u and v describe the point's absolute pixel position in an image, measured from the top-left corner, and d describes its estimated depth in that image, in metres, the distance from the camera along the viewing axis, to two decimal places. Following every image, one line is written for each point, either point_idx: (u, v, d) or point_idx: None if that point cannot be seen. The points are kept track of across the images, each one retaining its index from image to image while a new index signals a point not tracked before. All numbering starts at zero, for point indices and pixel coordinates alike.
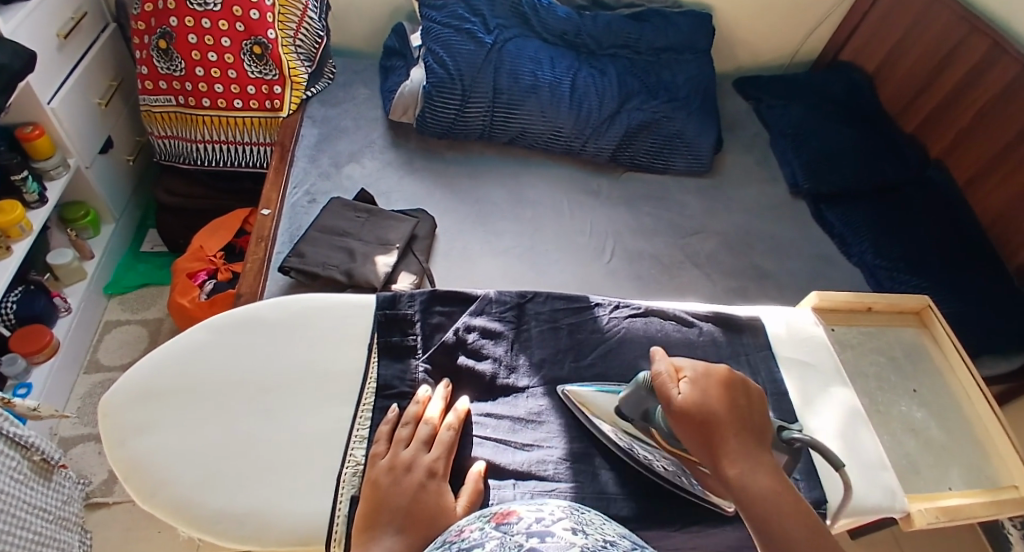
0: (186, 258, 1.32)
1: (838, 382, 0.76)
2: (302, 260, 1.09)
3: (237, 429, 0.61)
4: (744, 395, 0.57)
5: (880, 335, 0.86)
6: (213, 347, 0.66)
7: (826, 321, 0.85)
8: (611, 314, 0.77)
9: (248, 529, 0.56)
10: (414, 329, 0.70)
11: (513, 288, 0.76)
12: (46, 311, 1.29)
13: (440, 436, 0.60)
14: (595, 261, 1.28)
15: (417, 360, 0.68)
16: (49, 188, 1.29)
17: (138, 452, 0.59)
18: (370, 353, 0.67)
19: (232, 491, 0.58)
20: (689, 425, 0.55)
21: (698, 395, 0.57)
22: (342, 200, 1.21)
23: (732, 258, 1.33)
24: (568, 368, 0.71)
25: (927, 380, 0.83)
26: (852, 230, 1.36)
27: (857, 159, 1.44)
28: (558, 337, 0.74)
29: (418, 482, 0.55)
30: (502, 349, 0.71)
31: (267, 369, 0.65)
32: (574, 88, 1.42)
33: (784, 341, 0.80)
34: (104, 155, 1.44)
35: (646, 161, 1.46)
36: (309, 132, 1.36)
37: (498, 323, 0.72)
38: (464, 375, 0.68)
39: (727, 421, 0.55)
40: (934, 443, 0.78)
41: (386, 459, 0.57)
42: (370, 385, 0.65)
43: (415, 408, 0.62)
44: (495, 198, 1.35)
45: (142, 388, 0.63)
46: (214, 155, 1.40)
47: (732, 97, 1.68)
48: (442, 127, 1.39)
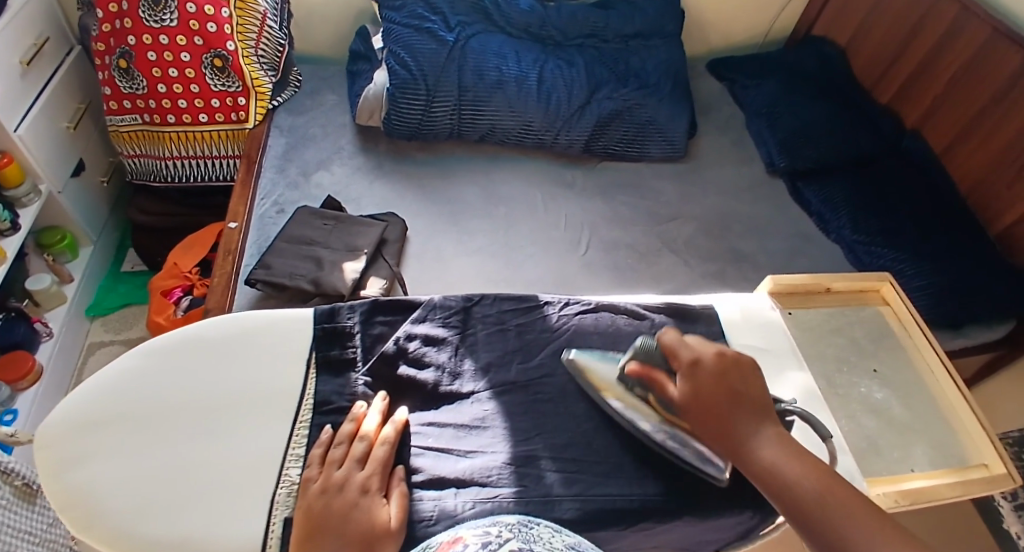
0: (162, 275, 1.33)
1: (793, 366, 0.75)
2: (268, 272, 1.09)
3: (174, 455, 0.60)
4: (739, 372, 0.63)
5: (841, 316, 0.86)
6: (151, 373, 0.65)
7: (782, 305, 0.84)
8: (561, 312, 0.76)
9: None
10: (353, 341, 0.70)
11: (459, 293, 0.76)
12: (27, 337, 1.30)
13: (373, 453, 0.60)
14: (570, 253, 1.26)
15: (357, 373, 0.67)
16: (22, 215, 1.30)
17: (75, 484, 0.59)
18: (308, 368, 0.67)
19: (168, 518, 0.57)
20: (690, 409, 0.61)
21: (693, 381, 0.62)
22: (309, 209, 1.20)
23: (710, 243, 1.31)
24: (515, 371, 0.70)
25: (889, 360, 0.82)
26: (830, 207, 1.34)
27: (833, 134, 1.41)
28: (506, 339, 0.73)
29: (351, 502, 0.55)
30: (445, 354, 0.71)
31: (203, 391, 0.64)
32: (541, 81, 1.41)
33: (738, 326, 0.79)
34: (76, 179, 1.45)
35: (619, 151, 1.44)
36: (276, 142, 1.35)
37: (440, 329, 0.71)
38: (407, 385, 0.67)
39: (730, 397, 0.61)
40: (897, 421, 0.76)
41: (318, 482, 0.57)
42: (307, 402, 0.64)
43: (350, 427, 0.61)
44: (467, 196, 1.34)
45: (78, 421, 0.62)
46: (185, 171, 1.41)
47: (706, 79, 1.65)
48: (410, 128, 1.37)
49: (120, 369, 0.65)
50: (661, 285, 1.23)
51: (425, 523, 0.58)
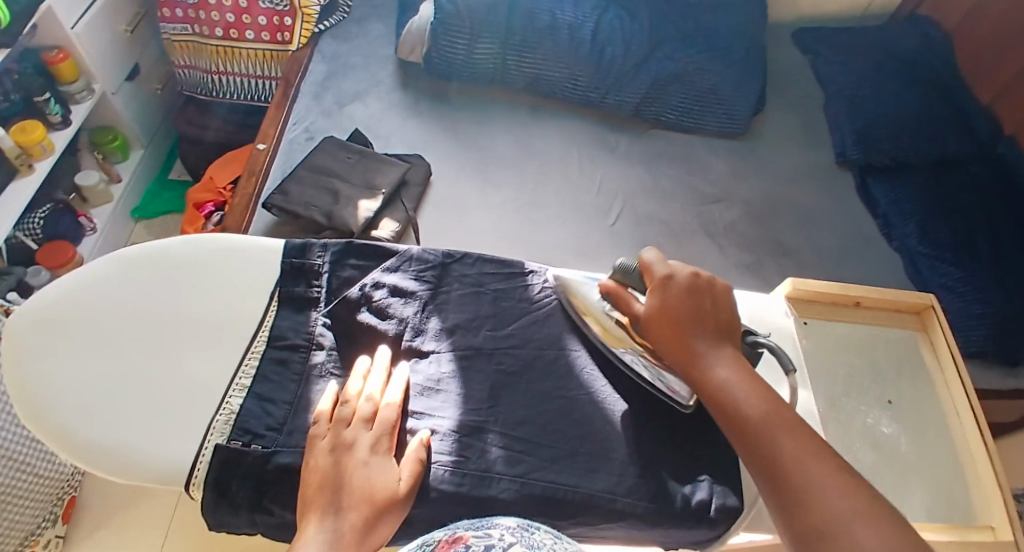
0: (198, 188, 1.36)
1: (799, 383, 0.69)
2: (286, 198, 1.08)
3: (126, 364, 0.61)
4: (711, 295, 0.61)
5: (863, 335, 0.78)
6: (116, 281, 0.66)
7: (799, 313, 0.77)
8: (545, 283, 0.73)
9: (117, 463, 0.57)
10: (319, 281, 0.69)
11: (440, 248, 0.73)
12: (70, 230, 1.36)
13: (381, 415, 0.58)
14: (598, 222, 1.19)
15: (318, 313, 0.67)
16: (74, 111, 1.35)
17: (27, 378, 0.59)
18: (271, 302, 0.67)
19: (109, 425, 0.58)
20: (654, 324, 0.60)
21: (661, 295, 0.60)
22: (335, 141, 1.18)
23: (754, 230, 1.20)
24: (482, 337, 0.67)
25: (907, 392, 0.75)
26: (898, 210, 1.19)
27: (916, 128, 1.26)
28: (480, 303, 0.70)
29: (359, 462, 0.54)
30: (411, 309, 0.68)
31: (165, 307, 0.65)
32: (596, 31, 1.33)
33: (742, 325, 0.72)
34: (131, 83, 1.49)
35: (672, 119, 1.34)
36: (317, 67, 1.33)
37: (409, 281, 0.69)
38: (365, 334, 0.66)
39: (694, 314, 0.59)
40: (899, 460, 0.70)
41: (327, 439, 0.55)
42: (263, 335, 0.65)
43: (357, 385, 0.60)
44: (500, 146, 1.29)
45: (37, 317, 0.62)
46: (228, 88, 1.43)
47: (786, 49, 1.50)
48: (452, 68, 1.32)
49: (86, 272, 0.65)
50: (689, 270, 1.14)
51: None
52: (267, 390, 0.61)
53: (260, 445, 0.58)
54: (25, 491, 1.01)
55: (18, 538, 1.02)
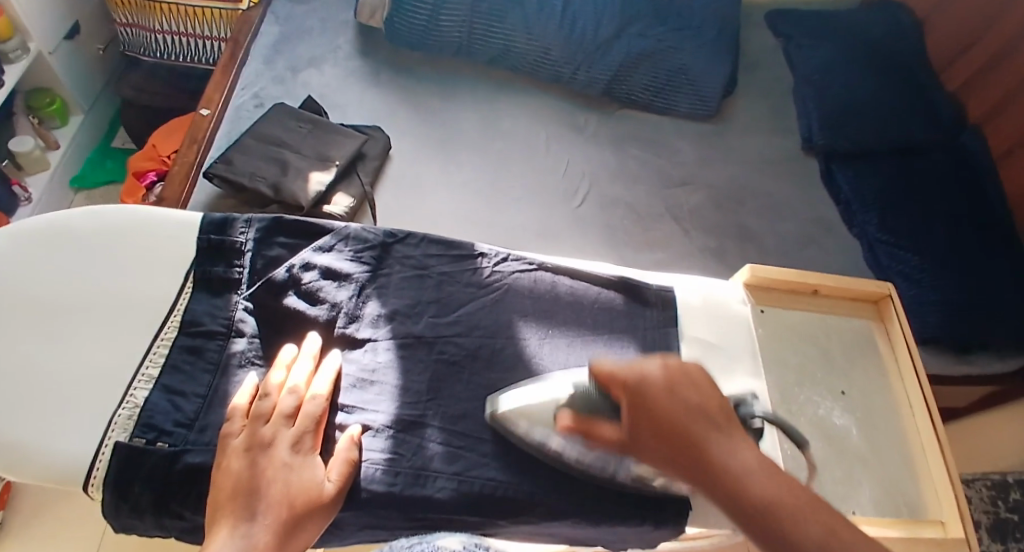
0: (139, 156, 1.28)
1: (750, 371, 0.67)
2: (229, 168, 1.02)
3: (17, 351, 0.56)
4: (692, 383, 0.49)
5: (823, 323, 0.76)
6: (11, 257, 0.60)
7: (756, 300, 0.75)
8: (494, 267, 0.68)
9: (5, 460, 0.52)
10: (241, 261, 0.64)
11: (380, 227, 0.68)
12: (4, 199, 1.28)
13: (304, 410, 0.54)
14: (562, 205, 1.16)
15: (239, 297, 0.62)
16: (7, 71, 1.26)
17: None
18: (185, 283, 0.62)
19: None
20: (651, 446, 0.47)
21: (638, 409, 0.48)
22: (286, 107, 1.13)
23: (719, 215, 1.17)
24: (423, 324, 0.63)
25: (859, 381, 0.73)
26: (862, 196, 1.17)
27: (884, 115, 1.25)
28: (422, 287, 0.65)
29: (278, 465, 0.50)
30: (345, 293, 0.63)
31: (64, 288, 0.60)
32: (567, 3, 1.28)
33: (696, 315, 0.69)
34: (70, 42, 1.39)
35: (643, 98, 1.30)
36: (270, 30, 1.26)
37: (344, 263, 0.64)
38: (295, 320, 0.62)
39: (691, 422, 0.47)
40: (849, 450, 0.68)
41: (241, 438, 0.51)
42: (174, 320, 0.60)
43: (280, 376, 0.56)
44: (463, 123, 1.24)
45: None
46: (174, 48, 1.35)
47: (759, 30, 1.47)
48: (413, 36, 1.26)
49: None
50: (652, 253, 1.12)
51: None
52: (176, 382, 0.57)
53: (166, 442, 0.53)
54: None
55: None
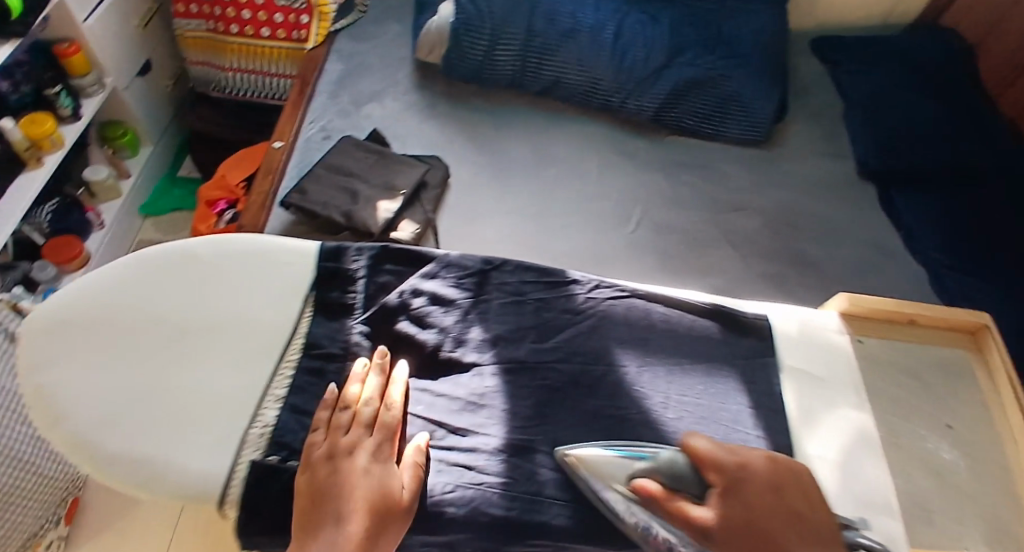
0: (209, 186, 1.33)
1: (854, 404, 0.69)
2: (303, 197, 1.07)
3: (153, 373, 0.63)
4: (790, 485, 0.60)
5: (916, 352, 0.78)
6: (142, 284, 0.68)
7: (854, 330, 0.77)
8: (588, 294, 0.72)
9: (143, 477, 0.58)
10: (354, 288, 0.71)
11: (478, 254, 0.74)
12: (80, 225, 1.34)
13: (382, 420, 0.61)
14: (617, 230, 1.19)
15: (354, 321, 0.69)
16: (85, 105, 1.32)
17: (48, 384, 0.61)
18: (307, 306, 0.69)
19: (135, 437, 0.59)
20: (736, 531, 0.55)
21: (738, 495, 0.57)
22: (353, 140, 1.17)
23: (775, 241, 1.19)
24: (526, 349, 0.68)
25: (964, 415, 0.74)
26: (921, 222, 1.18)
27: (938, 143, 1.25)
28: (521, 312, 0.71)
29: (358, 468, 0.56)
30: (451, 319, 0.70)
31: (191, 313, 0.67)
32: (618, 36, 1.31)
33: (792, 345, 0.73)
34: (142, 79, 1.45)
35: (693, 125, 1.32)
36: (333, 67, 1.31)
37: (448, 290, 0.70)
38: (406, 342, 0.68)
39: (783, 517, 0.57)
40: (959, 487, 0.69)
41: (323, 448, 0.58)
42: (297, 343, 0.67)
43: (356, 390, 0.63)
44: (516, 152, 1.27)
45: (58, 322, 0.64)
46: (241, 85, 1.42)
47: (807, 58, 1.49)
48: (470, 70, 1.30)
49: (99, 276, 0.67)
50: (709, 279, 1.14)
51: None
52: (301, 401, 0.63)
53: (296, 461, 0.59)
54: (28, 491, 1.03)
55: (21, 539, 1.06)
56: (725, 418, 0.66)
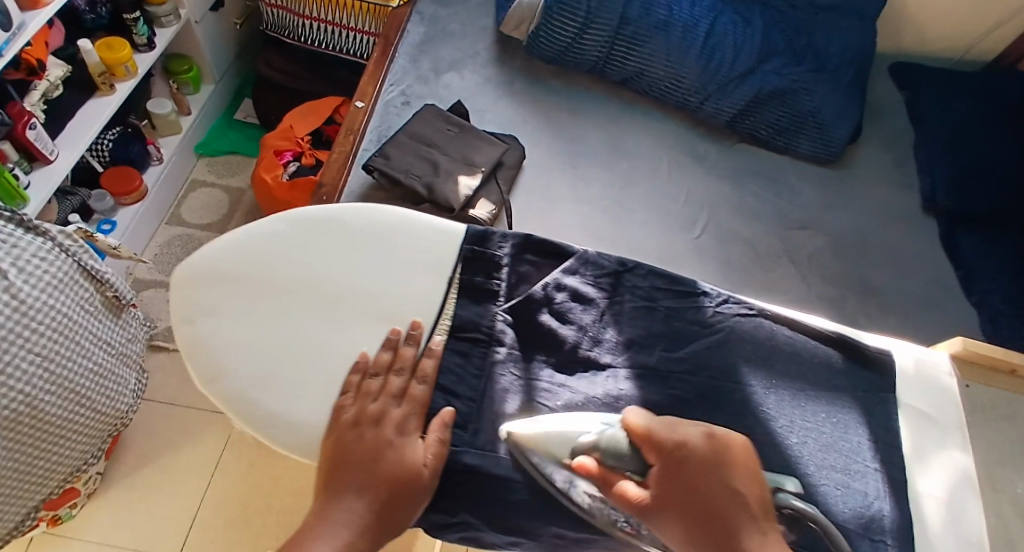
0: (275, 135, 1.32)
1: (959, 445, 0.75)
2: (387, 162, 1.07)
3: (303, 333, 0.67)
4: (730, 464, 0.57)
5: (1013, 401, 0.82)
6: (290, 244, 0.72)
7: (963, 374, 0.81)
8: (718, 308, 0.77)
9: (297, 436, 0.64)
10: (499, 276, 0.74)
11: (613, 256, 0.80)
12: (140, 157, 1.33)
13: (412, 393, 0.64)
14: (683, 233, 1.19)
15: (498, 307, 0.73)
16: (159, 35, 1.28)
17: (209, 333, 0.68)
18: (453, 286, 0.72)
19: (288, 397, 0.65)
20: (681, 508, 0.55)
21: (671, 476, 0.56)
22: (435, 109, 1.15)
23: (837, 265, 1.20)
24: (656, 357, 0.73)
25: None
26: (982, 264, 1.20)
27: (1010, 187, 1.26)
28: (652, 318, 0.76)
29: (382, 440, 0.60)
30: (590, 317, 0.75)
31: (336, 279, 0.70)
32: (710, 34, 1.29)
33: (908, 383, 0.78)
34: (214, 14, 1.42)
35: (766, 135, 1.33)
36: (416, 29, 1.29)
37: (590, 289, 0.76)
38: (547, 334, 0.73)
39: (728, 500, 0.55)
40: None
41: (352, 413, 0.62)
42: (445, 321, 0.70)
43: (387, 357, 0.65)
44: (591, 139, 1.26)
45: (216, 274, 0.70)
46: (313, 34, 1.39)
47: (882, 81, 1.48)
48: (555, 51, 1.29)
49: (251, 232, 0.72)
50: (771, 295, 1.15)
51: (546, 489, 0.62)
52: (451, 383, 0.67)
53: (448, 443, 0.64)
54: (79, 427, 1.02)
55: (66, 472, 1.04)
56: (845, 450, 0.71)
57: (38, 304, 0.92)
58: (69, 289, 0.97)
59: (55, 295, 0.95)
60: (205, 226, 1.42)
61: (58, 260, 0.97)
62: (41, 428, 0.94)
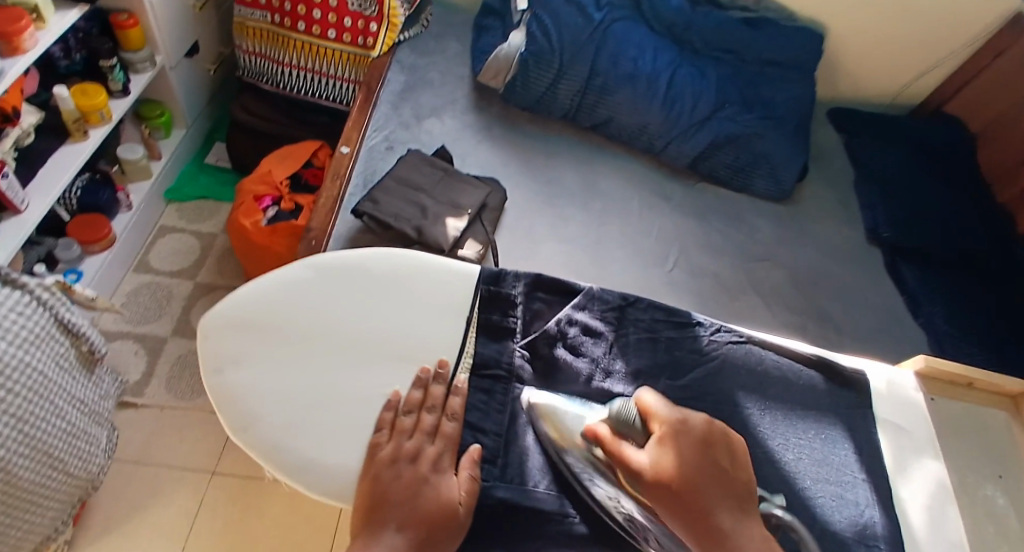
0: (253, 180, 1.32)
1: (930, 454, 0.81)
2: (376, 207, 1.08)
3: (332, 377, 0.72)
4: (721, 447, 0.64)
5: (974, 412, 0.89)
6: (314, 293, 0.77)
7: (927, 389, 0.88)
8: (711, 337, 0.85)
9: (333, 480, 0.67)
10: (514, 313, 0.82)
11: (615, 291, 0.87)
12: (109, 204, 1.29)
13: (443, 430, 0.69)
14: (657, 268, 1.25)
15: (515, 344, 0.80)
16: (133, 81, 1.28)
17: (239, 383, 0.71)
18: (469, 326, 0.78)
19: (321, 441, 0.69)
20: (661, 482, 0.60)
21: (667, 444, 0.63)
22: (420, 154, 1.19)
23: (798, 295, 1.29)
24: (663, 385, 0.80)
25: (1013, 469, 0.86)
26: (925, 291, 1.30)
27: (942, 221, 1.39)
28: (655, 348, 0.83)
29: (420, 475, 0.64)
30: (600, 349, 0.82)
31: (360, 324, 0.76)
32: (671, 85, 1.38)
33: (882, 399, 0.85)
34: (188, 60, 1.42)
35: (725, 176, 1.42)
36: (396, 78, 1.34)
37: (599, 323, 0.83)
38: (563, 366, 0.79)
39: (711, 473, 0.61)
40: (1013, 533, 0.79)
41: (389, 450, 0.66)
42: (466, 360, 0.76)
43: (417, 395, 0.71)
44: (567, 181, 1.32)
45: (245, 325, 0.74)
46: (296, 82, 1.42)
47: (823, 126, 1.62)
48: (531, 99, 1.36)
49: (276, 284, 0.77)
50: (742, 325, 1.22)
51: (572, 517, 0.67)
52: (476, 419, 0.72)
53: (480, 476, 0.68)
54: (49, 493, 0.94)
55: (38, 540, 0.97)
56: (836, 463, 0.78)
57: (15, 362, 0.86)
58: (47, 344, 0.92)
59: (31, 352, 0.88)
60: (174, 273, 1.38)
61: (34, 314, 0.90)
62: (11, 496, 0.87)
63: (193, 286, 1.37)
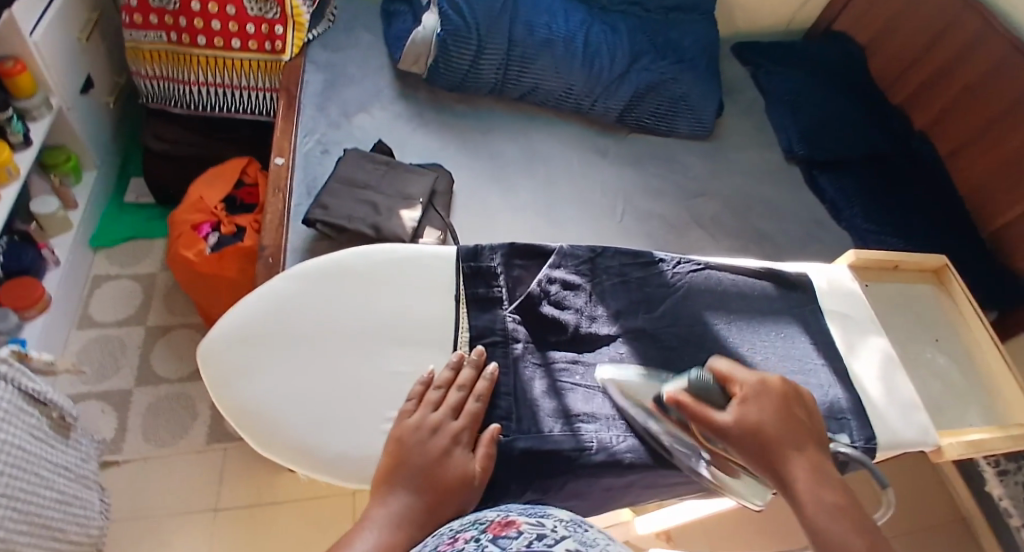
0: (186, 210, 1.27)
1: (874, 331, 0.90)
2: (326, 212, 1.07)
3: (344, 373, 0.74)
4: (797, 404, 0.68)
5: (903, 289, 1.01)
6: (306, 296, 0.78)
7: (861, 277, 0.99)
8: (675, 269, 0.90)
9: (368, 467, 0.70)
10: (497, 282, 0.83)
11: (584, 245, 0.91)
12: (35, 264, 1.21)
13: (467, 407, 0.69)
14: (607, 220, 1.29)
15: (505, 311, 0.81)
16: (33, 130, 1.20)
17: (254, 397, 0.72)
18: (459, 303, 0.80)
19: (348, 434, 0.71)
20: (746, 437, 0.63)
21: (752, 405, 0.65)
22: (359, 151, 1.17)
23: (736, 221, 1.36)
24: (642, 319, 0.85)
25: (945, 331, 0.99)
26: (845, 197, 1.41)
27: (851, 130, 1.50)
28: (629, 290, 0.88)
29: (441, 446, 0.64)
30: (582, 299, 0.86)
31: (358, 318, 0.77)
32: (586, 44, 1.42)
33: (828, 295, 0.93)
34: (85, 96, 1.34)
35: (650, 123, 1.47)
36: (314, 78, 1.31)
37: (576, 276, 0.86)
38: (552, 321, 0.82)
39: (794, 426, 0.65)
40: (956, 386, 0.93)
41: (414, 420, 0.66)
42: (465, 334, 0.78)
43: (449, 374, 0.72)
44: (506, 153, 1.34)
45: (245, 340, 0.75)
46: (208, 99, 1.36)
47: (730, 60, 1.70)
48: (456, 79, 1.36)
49: (267, 294, 0.77)
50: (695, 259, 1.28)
51: (589, 450, 0.73)
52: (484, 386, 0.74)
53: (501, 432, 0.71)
54: None
55: None
56: (798, 354, 0.86)
57: None
58: (19, 418, 0.87)
59: (3, 429, 0.84)
60: (121, 321, 1.32)
61: None
62: None
63: (145, 331, 1.32)
